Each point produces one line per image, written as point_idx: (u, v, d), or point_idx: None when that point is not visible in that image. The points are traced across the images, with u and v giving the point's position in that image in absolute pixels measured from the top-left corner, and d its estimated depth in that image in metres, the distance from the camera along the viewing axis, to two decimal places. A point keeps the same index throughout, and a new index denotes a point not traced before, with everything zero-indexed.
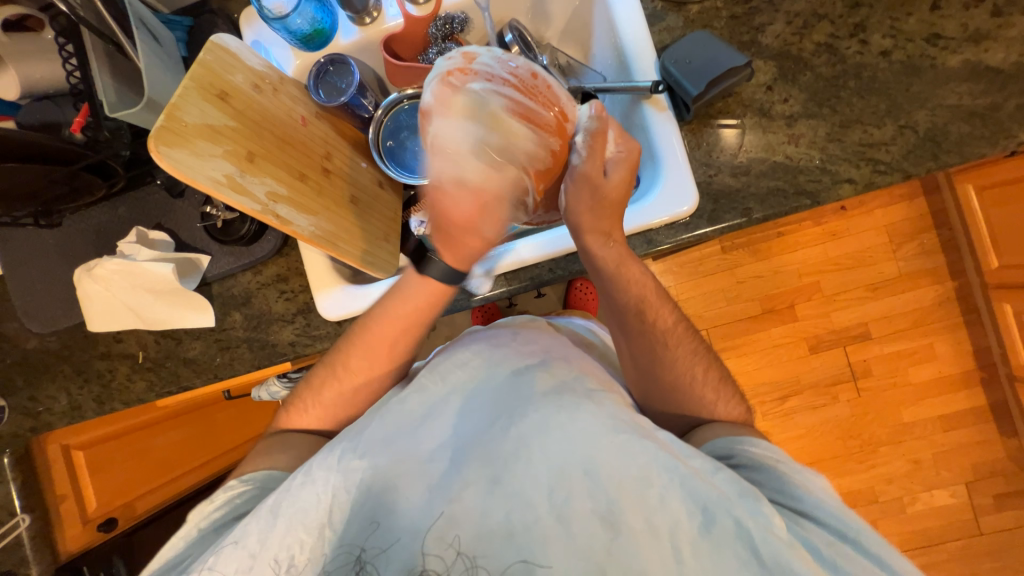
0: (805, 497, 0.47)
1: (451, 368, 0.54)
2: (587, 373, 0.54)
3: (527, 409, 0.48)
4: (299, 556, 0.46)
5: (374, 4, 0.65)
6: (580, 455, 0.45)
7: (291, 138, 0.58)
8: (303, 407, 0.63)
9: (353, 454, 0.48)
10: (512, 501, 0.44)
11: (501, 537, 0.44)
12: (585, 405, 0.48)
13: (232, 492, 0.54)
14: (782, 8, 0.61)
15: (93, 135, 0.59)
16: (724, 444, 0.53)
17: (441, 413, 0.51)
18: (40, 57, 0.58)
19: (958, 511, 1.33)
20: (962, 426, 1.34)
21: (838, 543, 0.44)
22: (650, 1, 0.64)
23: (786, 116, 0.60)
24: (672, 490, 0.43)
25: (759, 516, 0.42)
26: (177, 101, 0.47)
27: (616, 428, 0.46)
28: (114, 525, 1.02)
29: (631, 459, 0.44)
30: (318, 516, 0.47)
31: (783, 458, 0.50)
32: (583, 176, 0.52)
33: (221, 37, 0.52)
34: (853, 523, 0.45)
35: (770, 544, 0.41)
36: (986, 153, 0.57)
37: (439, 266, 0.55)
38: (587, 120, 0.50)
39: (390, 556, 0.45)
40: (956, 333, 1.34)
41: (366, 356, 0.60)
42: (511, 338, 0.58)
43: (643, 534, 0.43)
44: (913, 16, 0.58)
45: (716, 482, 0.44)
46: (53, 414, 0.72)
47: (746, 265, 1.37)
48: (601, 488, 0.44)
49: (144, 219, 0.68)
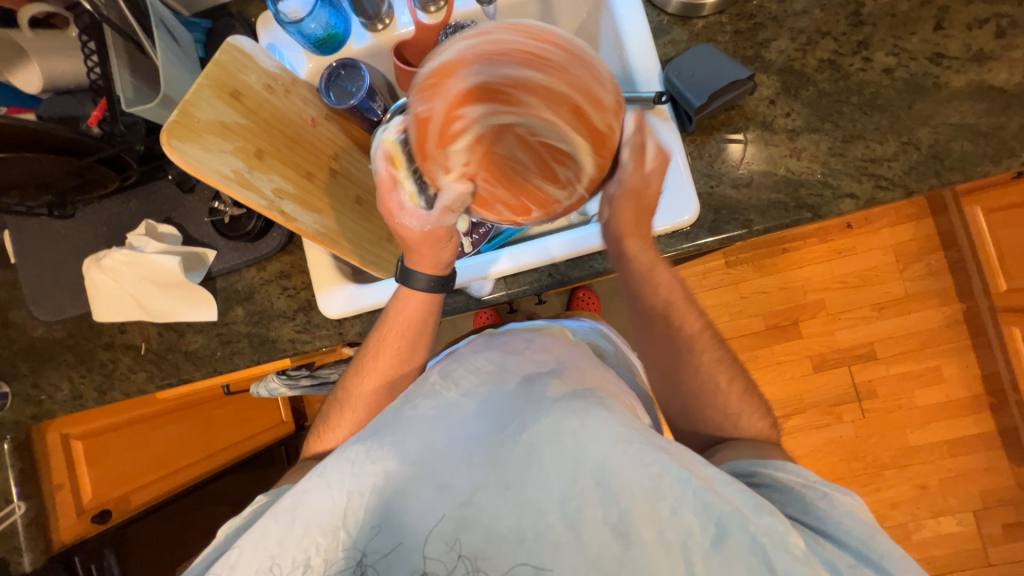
0: (828, 518, 0.44)
1: (463, 374, 0.52)
2: (600, 384, 0.50)
3: (540, 415, 0.44)
4: (315, 557, 0.43)
5: (386, 11, 0.67)
6: (591, 463, 0.40)
7: (300, 138, 0.59)
8: (320, 433, 0.63)
9: (368, 458, 0.45)
10: (524, 508, 0.40)
11: (511, 543, 0.40)
12: (599, 411, 0.43)
13: (258, 507, 0.52)
14: (787, 24, 0.62)
15: (109, 129, 0.60)
16: (746, 462, 0.51)
17: (455, 416, 0.47)
18: (63, 53, 0.60)
19: (965, 540, 1.30)
20: (970, 452, 1.31)
21: (861, 568, 0.41)
22: (656, 15, 0.65)
23: (788, 130, 0.60)
24: (686, 501, 0.39)
25: (775, 533, 0.38)
26: (190, 98, 0.48)
27: (629, 436, 0.41)
28: (109, 517, 1.00)
29: (643, 469, 0.39)
30: (333, 518, 0.44)
31: (810, 482, 0.47)
32: (628, 189, 0.52)
33: (237, 38, 0.54)
34: (880, 548, 0.42)
35: (787, 560, 0.37)
36: (990, 172, 0.57)
37: (423, 279, 0.59)
38: (632, 130, 0.48)
39: (392, 562, 0.41)
40: (964, 356, 1.32)
41: (362, 375, 0.62)
42: (524, 345, 0.56)
43: (655, 546, 0.39)
44: (916, 35, 0.59)
45: (730, 494, 0.40)
46: (55, 402, 0.73)
47: (749, 280, 1.36)
48: (613, 498, 0.39)
49: (154, 213, 0.70)
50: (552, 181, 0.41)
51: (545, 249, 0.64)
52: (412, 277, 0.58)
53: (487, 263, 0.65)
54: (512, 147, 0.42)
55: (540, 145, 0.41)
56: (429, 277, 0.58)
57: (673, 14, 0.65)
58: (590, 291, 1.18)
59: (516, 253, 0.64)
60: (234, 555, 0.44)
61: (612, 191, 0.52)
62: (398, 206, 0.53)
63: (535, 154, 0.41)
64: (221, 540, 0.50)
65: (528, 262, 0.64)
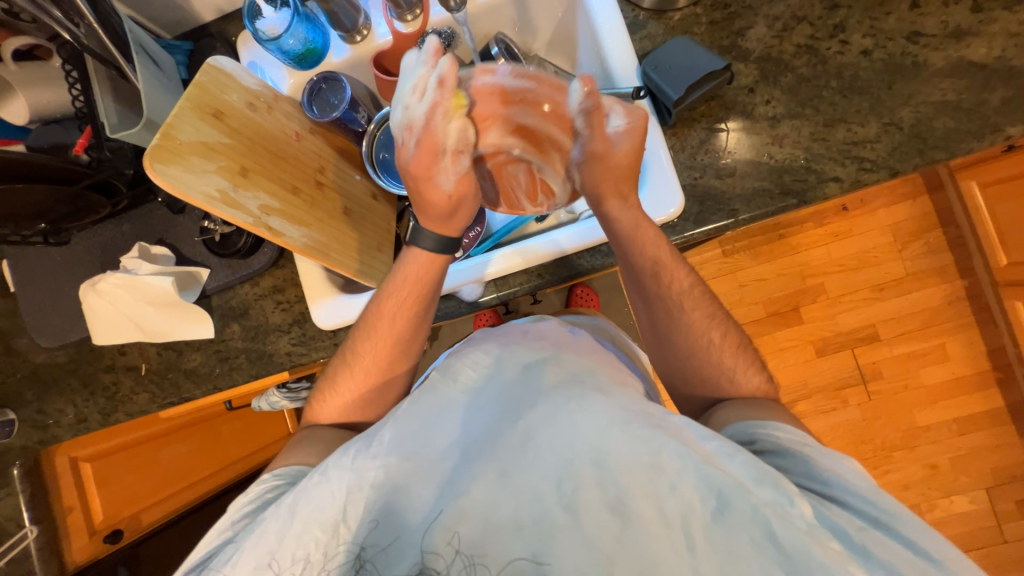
0: (832, 480, 0.42)
1: (461, 367, 0.50)
2: (599, 369, 0.50)
3: (537, 402, 0.44)
4: (315, 554, 0.43)
5: (364, 23, 0.68)
6: (587, 443, 0.40)
7: (284, 154, 0.59)
8: (324, 396, 0.61)
9: (367, 453, 0.44)
10: (523, 493, 0.40)
11: (510, 531, 0.39)
12: (594, 397, 0.43)
13: (264, 487, 0.51)
14: (762, 12, 0.62)
15: (96, 156, 0.62)
16: (744, 428, 0.48)
17: (452, 410, 0.47)
18: (46, 83, 0.61)
19: (979, 518, 1.29)
20: (979, 429, 1.30)
21: (870, 529, 0.39)
22: (632, 10, 0.65)
23: (769, 117, 0.60)
24: (686, 474, 0.38)
25: (781, 503, 0.38)
26: (172, 121, 0.48)
27: (627, 417, 0.41)
28: (120, 536, 1.05)
29: (641, 445, 0.39)
30: (333, 513, 0.43)
31: (808, 442, 0.45)
32: (591, 153, 0.54)
33: (216, 59, 0.54)
34: (888, 508, 0.40)
35: (791, 530, 0.37)
36: (974, 147, 0.56)
37: (428, 236, 0.58)
38: (580, 99, 0.52)
39: (391, 555, 0.41)
40: (968, 333, 1.31)
41: (370, 338, 0.59)
42: (520, 335, 0.55)
43: (655, 522, 0.38)
44: (892, 15, 0.59)
45: (732, 469, 0.39)
46: (61, 426, 0.74)
47: (747, 268, 1.36)
48: (610, 476, 0.39)
49: (147, 235, 0.71)
50: (533, 201, 0.59)
51: (556, 241, 0.64)
52: (419, 235, 0.59)
53: (485, 264, 0.65)
54: (518, 166, 0.58)
55: (537, 175, 0.58)
56: (436, 235, 0.58)
57: (649, 9, 0.65)
58: (587, 288, 1.18)
59: (526, 245, 0.64)
60: (235, 553, 0.43)
61: (575, 156, 0.56)
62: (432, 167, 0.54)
63: (530, 178, 0.59)
64: (215, 541, 0.48)
65: (540, 252, 0.64)
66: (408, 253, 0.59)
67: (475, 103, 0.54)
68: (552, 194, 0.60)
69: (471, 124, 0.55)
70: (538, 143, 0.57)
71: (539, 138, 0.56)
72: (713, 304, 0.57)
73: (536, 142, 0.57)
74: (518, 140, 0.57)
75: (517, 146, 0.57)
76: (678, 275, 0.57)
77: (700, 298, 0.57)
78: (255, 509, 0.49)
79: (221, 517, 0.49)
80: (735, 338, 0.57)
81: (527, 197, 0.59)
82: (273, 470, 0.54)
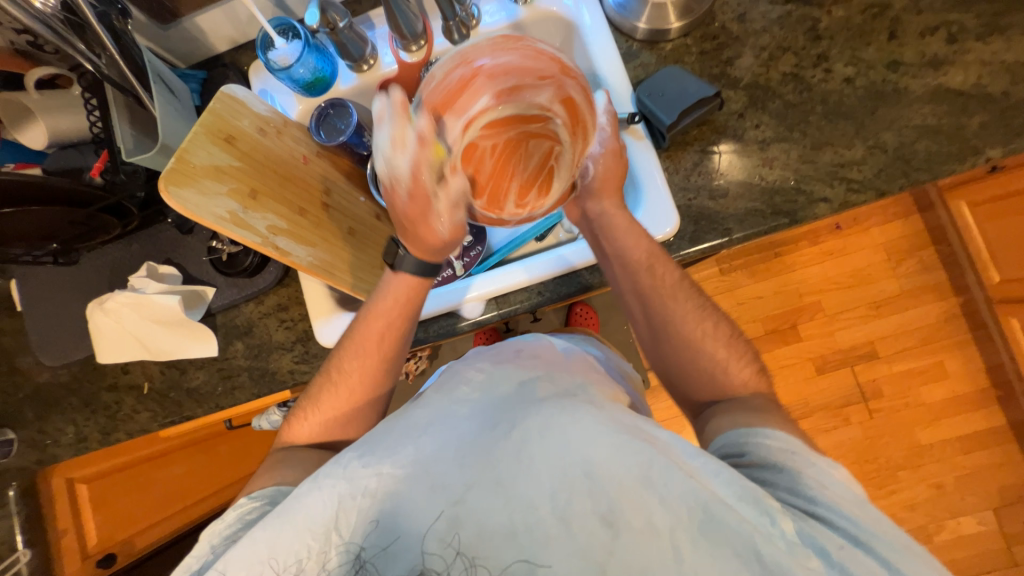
0: (817, 498, 0.41)
1: (456, 384, 0.51)
2: (591, 384, 0.50)
3: (529, 413, 0.44)
4: (308, 562, 0.42)
5: (370, 53, 0.71)
6: (579, 455, 0.40)
7: (293, 176, 0.61)
8: (304, 415, 0.61)
9: (361, 463, 0.44)
10: (514, 503, 0.39)
11: (501, 539, 0.38)
12: (586, 409, 0.43)
13: (242, 510, 0.50)
14: (748, 43, 0.65)
15: (111, 178, 0.64)
16: (736, 439, 0.48)
17: (442, 423, 0.46)
18: (67, 110, 0.64)
19: (987, 540, 1.27)
20: (984, 447, 1.29)
21: (852, 548, 0.38)
22: (625, 42, 0.69)
23: (759, 141, 0.63)
24: (674, 486, 0.38)
25: (768, 526, 0.38)
26: (187, 146, 0.50)
27: (616, 430, 0.41)
28: (114, 561, 1.04)
29: (630, 457, 0.39)
30: (325, 520, 0.42)
31: (796, 450, 0.45)
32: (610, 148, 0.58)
33: (230, 87, 0.57)
34: (868, 526, 0.40)
35: (772, 548, 0.37)
36: (957, 169, 0.59)
37: (410, 259, 0.59)
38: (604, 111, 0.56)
39: (392, 556, 0.40)
40: (966, 350, 1.32)
41: (358, 356, 0.60)
42: (513, 354, 0.55)
43: (643, 532, 0.38)
44: (872, 45, 0.62)
45: (716, 485, 0.40)
46: (60, 446, 0.74)
47: (744, 286, 1.38)
48: (601, 488, 0.39)
49: (155, 255, 0.72)
50: (520, 199, 0.50)
51: (559, 261, 0.66)
52: (405, 261, 0.59)
53: (483, 283, 0.66)
54: (540, 143, 0.48)
55: (551, 166, 0.50)
56: (420, 259, 0.59)
57: (642, 40, 0.68)
58: (587, 306, 1.19)
59: (530, 266, 0.66)
60: (223, 561, 0.43)
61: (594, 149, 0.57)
62: (444, 113, 0.47)
63: (541, 167, 0.49)
64: (198, 559, 0.47)
65: (547, 272, 0.66)
66: (392, 278, 0.60)
67: (505, 62, 0.47)
68: (546, 194, 0.51)
69: (519, 74, 0.47)
70: (575, 123, 0.49)
71: (577, 113, 0.49)
72: (709, 322, 0.59)
73: (576, 123, 0.50)
74: (562, 110, 0.48)
75: (556, 117, 0.49)
76: (672, 293, 0.59)
77: (697, 316, 0.58)
78: (236, 531, 0.48)
79: (201, 537, 0.48)
80: (732, 356, 0.58)
81: (516, 197, 0.50)
82: (251, 492, 0.52)
